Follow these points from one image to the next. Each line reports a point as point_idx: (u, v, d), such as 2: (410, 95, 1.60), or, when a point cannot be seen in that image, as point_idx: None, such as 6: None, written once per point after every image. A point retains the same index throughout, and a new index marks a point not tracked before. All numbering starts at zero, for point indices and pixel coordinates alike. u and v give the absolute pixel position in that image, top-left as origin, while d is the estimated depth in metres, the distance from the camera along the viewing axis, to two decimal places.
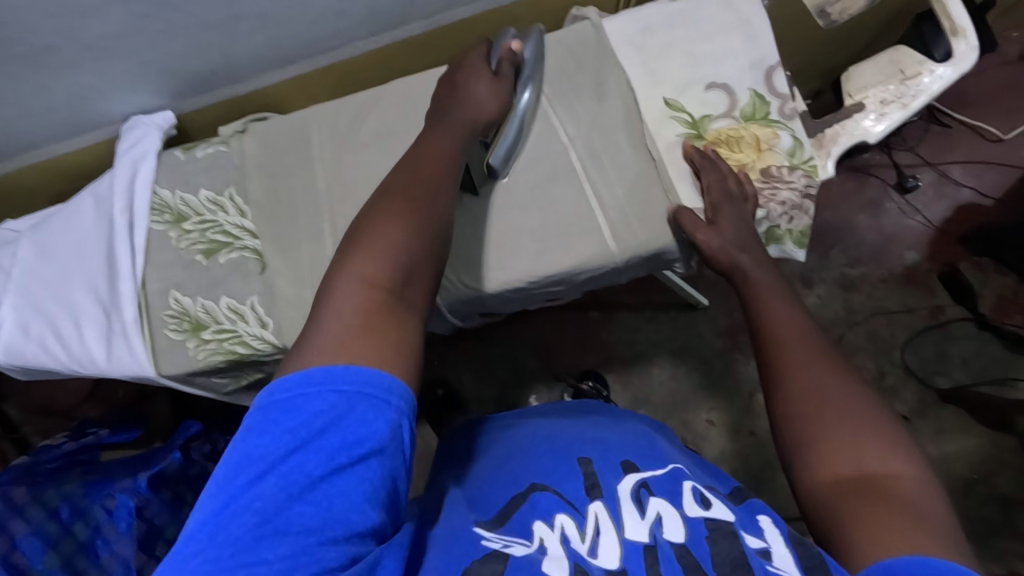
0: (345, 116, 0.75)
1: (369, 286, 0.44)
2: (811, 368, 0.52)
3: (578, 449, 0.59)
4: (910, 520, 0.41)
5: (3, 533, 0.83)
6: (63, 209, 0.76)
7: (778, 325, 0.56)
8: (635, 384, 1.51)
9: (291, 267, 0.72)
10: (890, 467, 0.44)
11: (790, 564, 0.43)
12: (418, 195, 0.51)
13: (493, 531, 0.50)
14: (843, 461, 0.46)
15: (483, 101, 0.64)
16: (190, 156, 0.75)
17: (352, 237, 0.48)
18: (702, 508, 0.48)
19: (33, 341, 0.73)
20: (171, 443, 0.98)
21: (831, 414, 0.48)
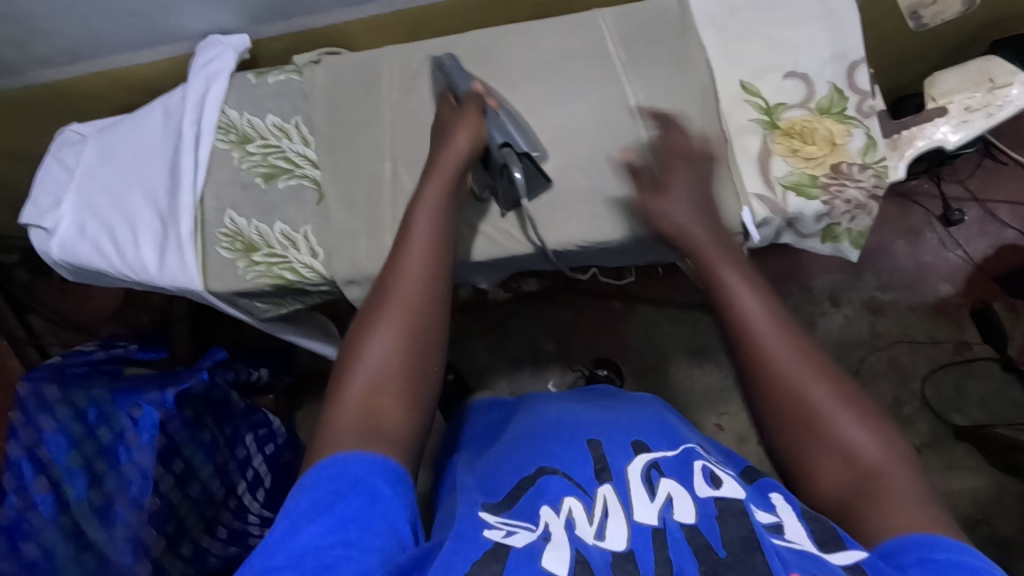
0: (417, 58, 0.74)
1: (353, 415, 0.48)
2: (791, 353, 0.50)
3: (586, 430, 0.58)
4: (906, 515, 0.44)
5: (32, 425, 0.88)
6: (131, 116, 0.77)
7: (744, 308, 0.53)
8: (649, 378, 1.51)
9: (346, 200, 0.73)
10: (882, 459, 0.46)
11: (804, 537, 0.43)
12: (413, 309, 0.53)
13: (498, 515, 0.49)
14: (839, 461, 0.47)
15: (469, 151, 0.64)
16: (261, 81, 0.76)
17: (343, 362, 0.51)
18: (711, 487, 0.48)
19: (87, 242, 0.74)
20: (198, 366, 0.97)
21: (821, 409, 0.48)
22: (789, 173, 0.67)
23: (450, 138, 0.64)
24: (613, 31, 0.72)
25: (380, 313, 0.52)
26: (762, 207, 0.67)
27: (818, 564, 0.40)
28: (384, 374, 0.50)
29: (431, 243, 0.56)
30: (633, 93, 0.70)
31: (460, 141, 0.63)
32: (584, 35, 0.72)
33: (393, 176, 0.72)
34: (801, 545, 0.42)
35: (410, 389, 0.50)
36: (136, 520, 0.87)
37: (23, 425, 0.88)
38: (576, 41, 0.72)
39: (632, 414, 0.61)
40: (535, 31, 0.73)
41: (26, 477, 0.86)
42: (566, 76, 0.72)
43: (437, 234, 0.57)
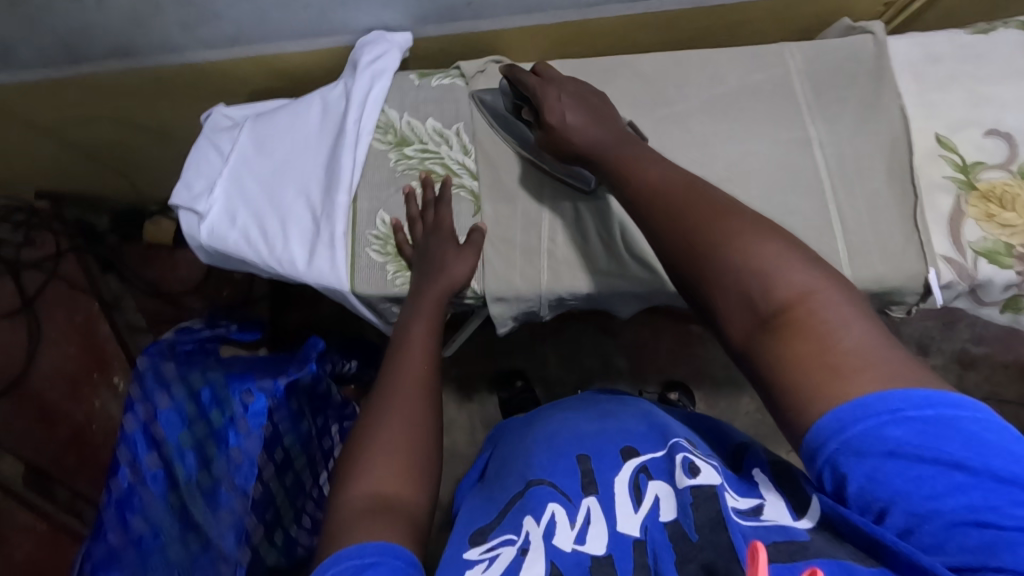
0: (592, 75, 0.72)
1: (362, 502, 0.47)
2: (710, 221, 0.45)
3: (575, 443, 0.56)
4: (830, 353, 0.37)
5: (149, 401, 0.88)
6: (289, 106, 0.77)
7: (648, 180, 0.51)
8: (720, 407, 1.48)
9: (501, 217, 0.71)
10: (805, 291, 0.40)
11: (783, 513, 0.43)
12: (414, 398, 0.56)
13: (483, 544, 0.48)
14: (749, 311, 0.41)
15: (459, 271, 0.67)
16: (424, 83, 0.75)
17: (349, 460, 0.51)
18: (688, 477, 0.46)
19: (237, 231, 0.74)
20: (306, 356, 0.95)
21: (729, 256, 0.42)
22: (982, 238, 0.63)
23: (444, 259, 0.67)
24: (800, 68, 0.69)
25: (382, 406, 0.54)
26: (948, 268, 0.63)
27: (780, 532, 0.40)
28: (390, 457, 0.50)
29: (423, 345, 0.61)
30: (818, 135, 0.67)
31: (458, 269, 0.67)
32: (769, 70, 0.70)
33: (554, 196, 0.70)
34: (776, 520, 0.42)
35: (412, 467, 0.51)
36: (240, 507, 0.86)
37: (139, 400, 0.88)
38: (761, 75, 0.70)
39: (625, 417, 0.59)
40: (714, 61, 0.71)
41: (139, 452, 0.88)
42: (747, 110, 0.69)
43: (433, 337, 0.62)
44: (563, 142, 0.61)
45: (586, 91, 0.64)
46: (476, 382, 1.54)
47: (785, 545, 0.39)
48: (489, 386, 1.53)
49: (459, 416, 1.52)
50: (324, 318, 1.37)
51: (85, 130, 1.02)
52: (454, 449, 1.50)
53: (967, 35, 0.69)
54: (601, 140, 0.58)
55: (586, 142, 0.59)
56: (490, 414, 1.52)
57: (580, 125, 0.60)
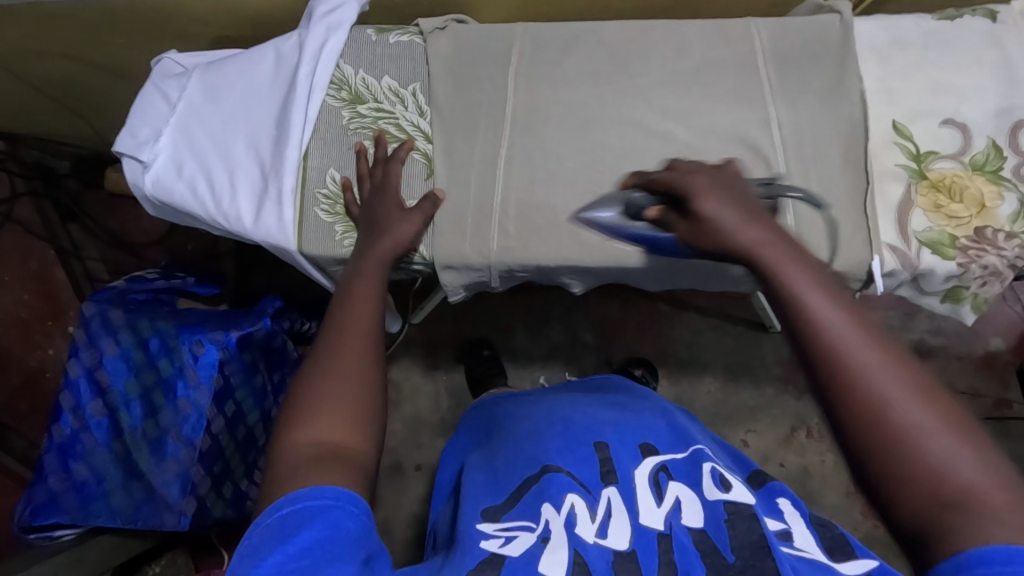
0: (556, 41, 0.70)
1: (311, 449, 0.47)
2: (902, 392, 0.38)
3: (592, 429, 0.59)
4: (998, 537, 0.34)
5: (96, 347, 0.88)
6: (241, 55, 0.74)
7: (813, 305, 0.41)
8: (683, 385, 1.50)
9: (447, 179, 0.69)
10: (997, 501, 0.35)
11: (810, 546, 0.46)
12: (357, 344, 0.53)
13: (498, 523, 0.50)
14: (930, 503, 0.36)
15: (401, 233, 0.65)
16: (382, 39, 0.72)
17: (291, 410, 0.49)
18: (721, 491, 0.52)
19: (183, 182, 0.72)
20: (260, 311, 0.94)
21: (919, 439, 0.37)
22: (927, 228, 0.63)
23: (388, 217, 0.66)
24: (764, 45, 0.68)
25: (329, 353, 0.52)
26: (892, 256, 0.63)
27: (825, 571, 0.44)
28: (338, 406, 0.49)
29: (371, 293, 0.59)
30: (778, 115, 0.67)
31: (404, 228, 0.65)
32: (734, 45, 0.68)
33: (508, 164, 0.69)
34: (811, 553, 0.46)
35: (361, 414, 0.50)
36: (186, 457, 0.87)
37: (85, 345, 0.88)
38: (726, 50, 0.68)
39: (642, 413, 0.64)
40: (680, 33, 0.69)
41: (83, 398, 0.88)
42: (711, 86, 0.68)
43: (381, 286, 0.60)
44: (711, 238, 0.47)
45: (743, 186, 0.50)
46: (443, 349, 1.54)
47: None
48: (456, 354, 1.53)
49: (425, 383, 1.53)
50: (289, 278, 1.35)
51: (36, 65, 0.98)
52: (418, 415, 1.51)
53: (933, 21, 0.68)
54: (764, 239, 0.45)
55: (749, 235, 0.45)
56: (456, 381, 1.53)
57: (734, 225, 0.46)
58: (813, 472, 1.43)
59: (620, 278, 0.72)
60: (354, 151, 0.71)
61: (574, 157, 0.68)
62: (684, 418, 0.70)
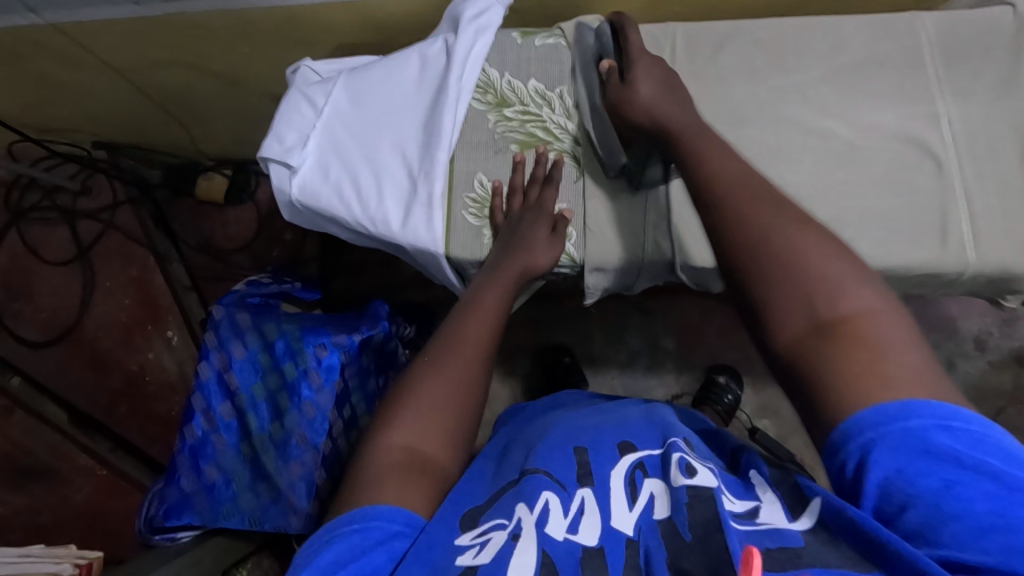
0: (707, 40, 0.69)
1: (400, 453, 0.48)
2: (787, 230, 0.44)
3: (574, 437, 0.56)
4: (883, 372, 0.37)
5: (225, 351, 0.89)
6: (384, 60, 0.74)
7: (723, 178, 0.49)
8: (766, 392, 1.48)
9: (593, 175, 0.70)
10: (863, 301, 0.40)
11: (778, 516, 0.41)
12: (469, 361, 0.54)
13: (474, 527, 0.46)
14: (804, 308, 0.41)
15: (539, 255, 0.64)
16: (527, 42, 0.72)
17: (386, 412, 0.51)
18: (684, 477, 0.46)
19: (329, 186, 0.72)
20: (376, 315, 0.94)
21: (798, 255, 0.42)
22: None
23: (534, 235, 0.65)
24: (931, 37, 0.66)
25: (440, 361, 0.54)
26: None
27: (774, 537, 0.39)
28: (431, 416, 0.50)
29: (494, 314, 0.59)
30: (946, 110, 0.64)
31: (541, 254, 0.64)
32: (898, 39, 0.66)
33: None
34: (770, 523, 0.41)
35: (453, 430, 0.51)
36: (311, 460, 0.86)
37: (215, 348, 0.90)
38: (891, 45, 0.66)
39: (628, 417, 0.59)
40: (839, 28, 0.68)
41: (214, 401, 0.89)
42: (871, 82, 0.66)
43: (504, 309, 0.60)
44: (631, 109, 0.59)
45: (675, 78, 0.60)
46: (521, 354, 1.54)
47: (779, 551, 0.37)
48: (534, 360, 1.53)
49: (503, 389, 1.53)
50: (376, 282, 1.36)
51: (157, 74, 1.01)
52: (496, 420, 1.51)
53: None
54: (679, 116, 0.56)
55: (648, 108, 0.58)
56: (533, 387, 1.52)
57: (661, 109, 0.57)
58: None
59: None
60: (508, 158, 0.70)
61: None
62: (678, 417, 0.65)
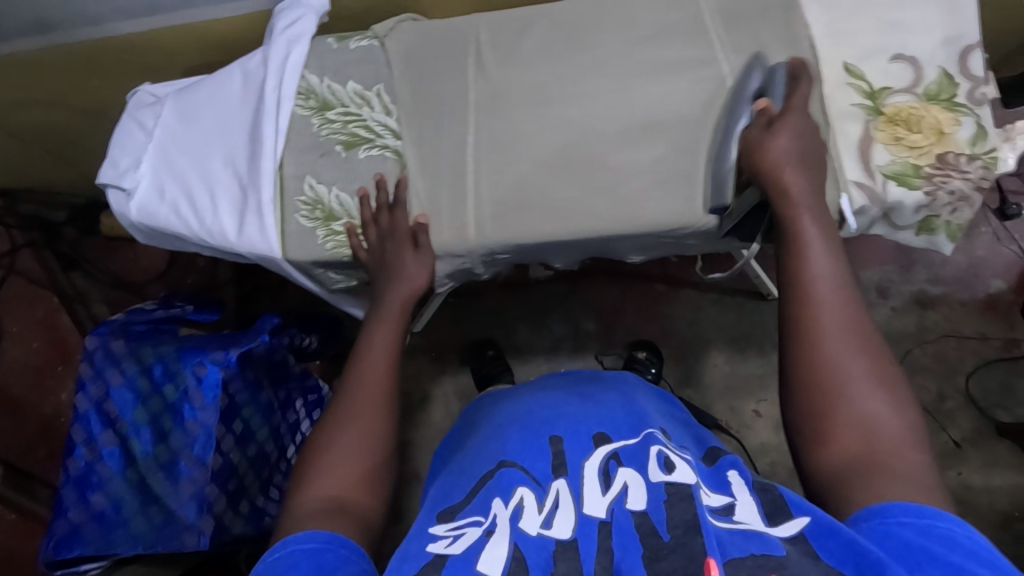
0: (510, 26, 0.72)
1: (319, 502, 0.51)
2: (829, 287, 0.53)
3: (552, 423, 0.58)
4: (876, 440, 0.47)
5: (101, 380, 0.90)
6: (209, 79, 0.76)
7: (811, 261, 0.54)
8: (688, 362, 1.51)
9: (733, 101, 0.66)
10: (855, 368, 0.50)
11: (754, 516, 0.44)
12: (368, 400, 0.59)
13: (451, 522, 0.50)
14: (823, 358, 0.50)
15: (414, 275, 0.69)
16: (343, 46, 0.74)
17: (301, 469, 0.55)
18: (663, 473, 0.49)
19: (166, 204, 0.74)
20: (258, 329, 0.96)
21: (822, 317, 0.52)
22: (891, 161, 0.64)
23: (402, 262, 0.69)
24: (711, 3, 0.70)
25: (344, 416, 0.58)
26: (861, 194, 0.65)
27: (759, 541, 0.40)
28: (344, 462, 0.54)
29: (386, 353, 0.63)
30: (732, 70, 0.68)
31: (416, 276, 0.69)
32: (682, 8, 0.70)
33: (465, 155, 0.71)
34: (749, 525, 0.43)
35: (367, 469, 0.55)
36: (200, 476, 0.88)
37: (91, 379, 0.91)
38: (677, 14, 0.70)
39: (604, 403, 0.61)
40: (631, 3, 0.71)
41: (94, 430, 0.90)
42: (666, 50, 0.70)
43: (394, 343, 0.65)
44: (761, 154, 0.60)
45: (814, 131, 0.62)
46: (448, 353, 1.55)
47: (761, 558, 0.39)
48: (461, 358, 1.55)
49: (433, 391, 1.54)
50: (289, 298, 1.37)
51: (18, 115, 1.01)
52: (430, 422, 1.51)
53: None
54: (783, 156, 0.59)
55: (782, 154, 0.59)
56: (464, 385, 1.53)
57: (789, 162, 0.59)
58: None
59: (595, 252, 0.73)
60: (357, 196, 0.72)
61: (538, 135, 0.70)
62: (650, 392, 0.68)
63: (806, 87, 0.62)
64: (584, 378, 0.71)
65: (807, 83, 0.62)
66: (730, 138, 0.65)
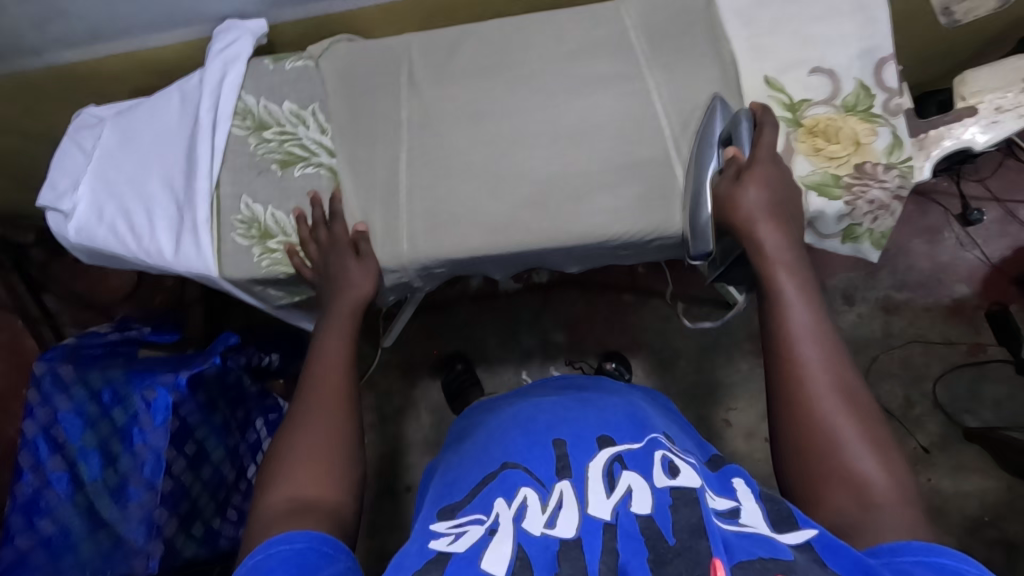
0: (441, 46, 0.74)
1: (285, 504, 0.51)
2: (814, 354, 0.55)
3: (554, 427, 0.58)
4: (869, 502, 0.48)
5: (49, 405, 0.90)
6: (149, 101, 0.77)
7: (794, 324, 0.56)
8: (657, 372, 1.51)
9: (700, 145, 0.66)
10: (846, 428, 0.51)
11: (759, 519, 0.45)
12: (327, 403, 0.59)
13: (454, 518, 0.52)
14: (812, 413, 0.52)
15: (358, 282, 0.68)
16: (279, 67, 0.75)
17: (268, 474, 0.55)
18: (668, 478, 0.49)
19: (104, 226, 0.75)
20: (211, 350, 0.97)
21: (808, 378, 0.54)
22: (811, 172, 0.65)
23: (346, 271, 0.68)
24: (636, 21, 0.71)
25: (304, 419, 0.58)
26: None
27: (763, 546, 0.41)
28: (308, 464, 0.55)
29: (341, 357, 0.64)
30: (657, 85, 0.70)
31: (361, 283, 0.69)
32: (606, 26, 0.72)
33: (396, 170, 0.71)
34: (753, 528, 0.44)
35: (332, 471, 0.55)
36: (149, 500, 0.88)
37: (39, 404, 0.90)
38: (602, 32, 0.72)
39: (603, 409, 0.61)
40: (558, 21, 0.73)
41: (41, 455, 0.89)
42: (592, 67, 0.71)
43: (347, 343, 0.66)
44: (733, 209, 0.62)
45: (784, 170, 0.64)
46: (417, 368, 1.55)
47: (771, 562, 0.40)
48: (430, 371, 1.54)
49: (402, 405, 1.53)
50: (254, 315, 1.37)
51: None
52: (401, 437, 1.51)
53: None
54: (754, 214, 0.61)
55: (752, 210, 0.61)
56: (434, 399, 1.52)
57: (760, 217, 0.61)
58: None
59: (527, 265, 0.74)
60: (293, 215, 0.73)
61: (469, 151, 0.71)
62: (647, 404, 0.69)
63: (767, 131, 0.64)
64: (573, 390, 0.72)
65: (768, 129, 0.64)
66: (700, 184, 0.64)
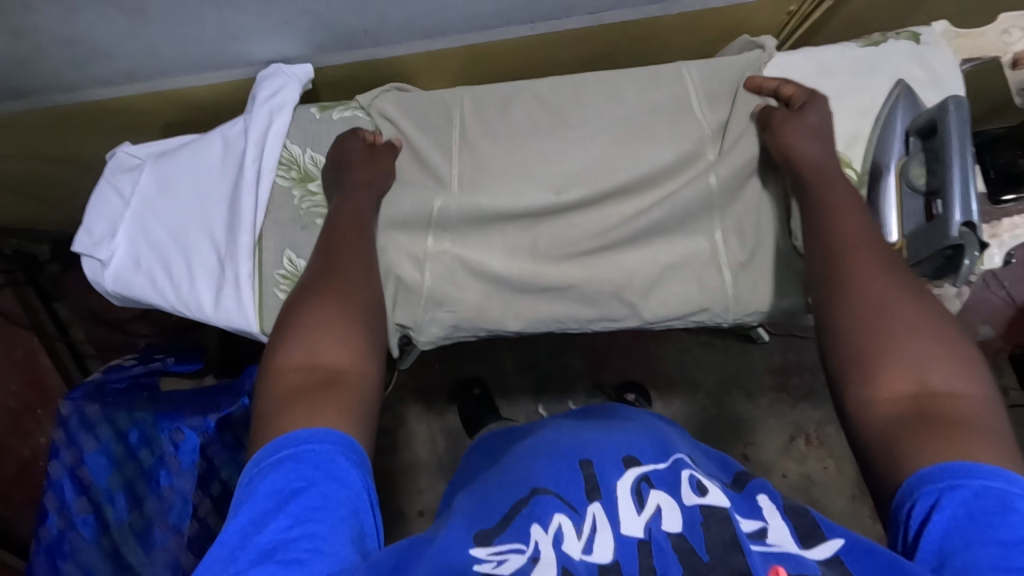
0: (493, 100, 0.72)
1: (297, 373, 0.50)
2: (856, 240, 0.54)
3: (579, 446, 0.54)
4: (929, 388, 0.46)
5: (75, 445, 0.88)
6: (190, 145, 0.75)
7: (845, 224, 0.55)
8: (676, 405, 1.49)
9: (885, 142, 0.64)
10: (903, 316, 0.49)
11: (786, 538, 0.44)
12: (358, 307, 0.56)
13: (490, 546, 0.45)
14: (863, 292, 0.51)
15: (377, 178, 0.67)
16: (326, 116, 0.73)
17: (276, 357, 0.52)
18: (697, 496, 0.47)
19: (142, 274, 0.73)
20: (239, 389, 0.93)
21: (857, 250, 0.53)
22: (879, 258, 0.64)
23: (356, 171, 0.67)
24: (698, 85, 0.69)
25: (314, 315, 0.54)
26: None
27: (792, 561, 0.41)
28: (328, 341, 0.52)
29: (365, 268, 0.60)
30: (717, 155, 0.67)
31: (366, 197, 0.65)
32: (668, 88, 0.70)
33: (440, 228, 0.68)
34: (783, 546, 0.42)
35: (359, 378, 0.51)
36: (175, 544, 0.85)
37: (65, 444, 0.89)
38: (663, 93, 0.70)
39: (624, 427, 0.57)
40: (617, 83, 0.71)
41: (67, 497, 0.88)
42: (650, 128, 0.69)
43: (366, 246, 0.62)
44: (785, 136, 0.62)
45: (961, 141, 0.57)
46: (432, 391, 1.52)
47: None
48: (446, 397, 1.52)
49: (417, 428, 1.51)
50: None
51: None
52: (415, 462, 1.48)
53: (860, 47, 0.69)
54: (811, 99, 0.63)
55: (806, 130, 0.62)
56: (449, 424, 1.50)
57: (798, 132, 0.61)
58: (816, 479, 1.42)
59: (571, 332, 0.72)
60: None
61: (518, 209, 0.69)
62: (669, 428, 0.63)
63: (941, 111, 0.58)
64: (596, 417, 0.67)
65: (947, 104, 0.58)
66: (885, 184, 0.63)
